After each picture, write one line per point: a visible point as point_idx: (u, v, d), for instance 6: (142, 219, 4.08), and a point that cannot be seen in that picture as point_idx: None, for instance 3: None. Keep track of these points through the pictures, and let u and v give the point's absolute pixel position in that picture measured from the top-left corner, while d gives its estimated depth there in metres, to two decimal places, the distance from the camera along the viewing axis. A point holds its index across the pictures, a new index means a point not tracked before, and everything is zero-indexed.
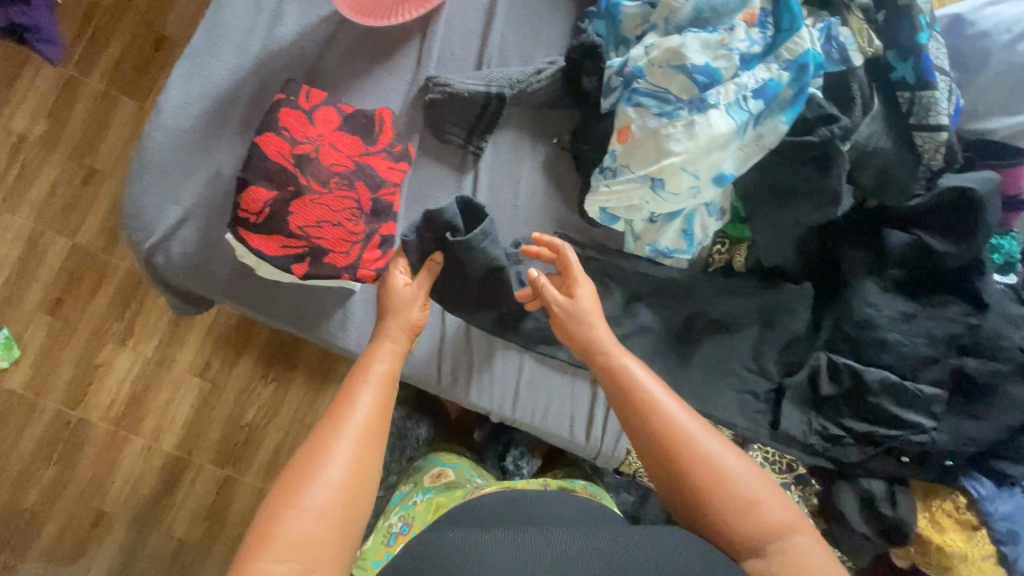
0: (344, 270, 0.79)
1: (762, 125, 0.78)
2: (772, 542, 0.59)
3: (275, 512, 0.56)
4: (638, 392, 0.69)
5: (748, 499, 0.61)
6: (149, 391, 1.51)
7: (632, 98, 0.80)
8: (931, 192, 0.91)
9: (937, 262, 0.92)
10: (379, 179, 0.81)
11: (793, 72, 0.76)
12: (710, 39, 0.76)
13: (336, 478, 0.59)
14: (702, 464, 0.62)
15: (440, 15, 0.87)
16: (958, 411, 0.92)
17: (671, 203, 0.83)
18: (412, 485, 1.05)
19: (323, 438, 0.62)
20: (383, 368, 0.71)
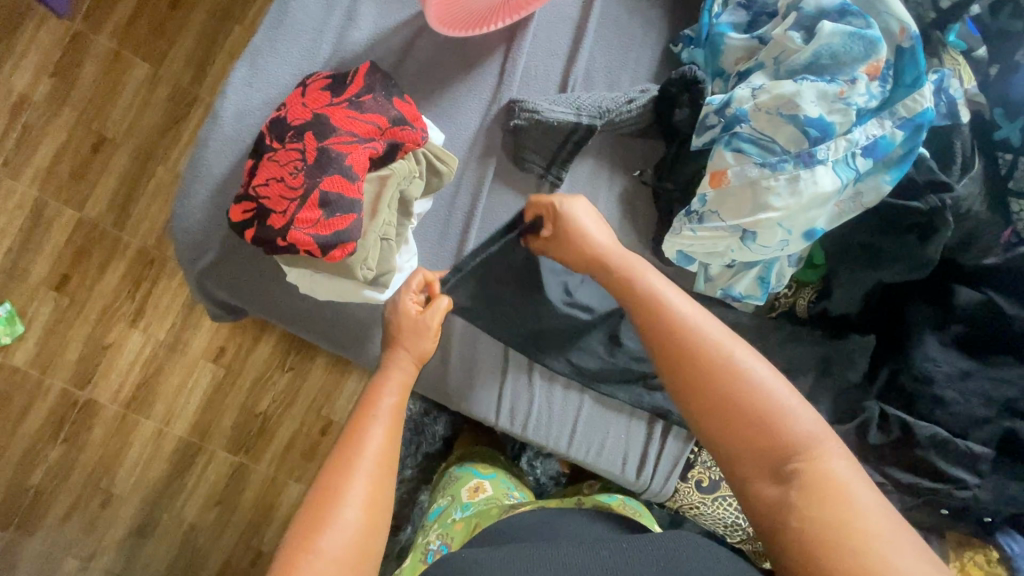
0: (276, 234, 0.61)
1: (863, 183, 0.75)
2: (792, 459, 0.53)
3: (290, 561, 0.49)
4: (658, 311, 0.63)
5: (769, 411, 0.55)
6: (160, 375, 1.38)
7: (732, 142, 0.75)
8: (1008, 255, 0.89)
9: (1006, 323, 0.91)
10: (329, 127, 0.62)
11: (908, 132, 0.72)
12: (827, 90, 0.71)
13: (353, 520, 0.53)
14: (729, 379, 0.57)
15: (527, 28, 0.80)
16: (1002, 470, 0.93)
17: (757, 254, 0.79)
18: (452, 498, 1.03)
19: (331, 475, 0.55)
20: (392, 403, 0.63)
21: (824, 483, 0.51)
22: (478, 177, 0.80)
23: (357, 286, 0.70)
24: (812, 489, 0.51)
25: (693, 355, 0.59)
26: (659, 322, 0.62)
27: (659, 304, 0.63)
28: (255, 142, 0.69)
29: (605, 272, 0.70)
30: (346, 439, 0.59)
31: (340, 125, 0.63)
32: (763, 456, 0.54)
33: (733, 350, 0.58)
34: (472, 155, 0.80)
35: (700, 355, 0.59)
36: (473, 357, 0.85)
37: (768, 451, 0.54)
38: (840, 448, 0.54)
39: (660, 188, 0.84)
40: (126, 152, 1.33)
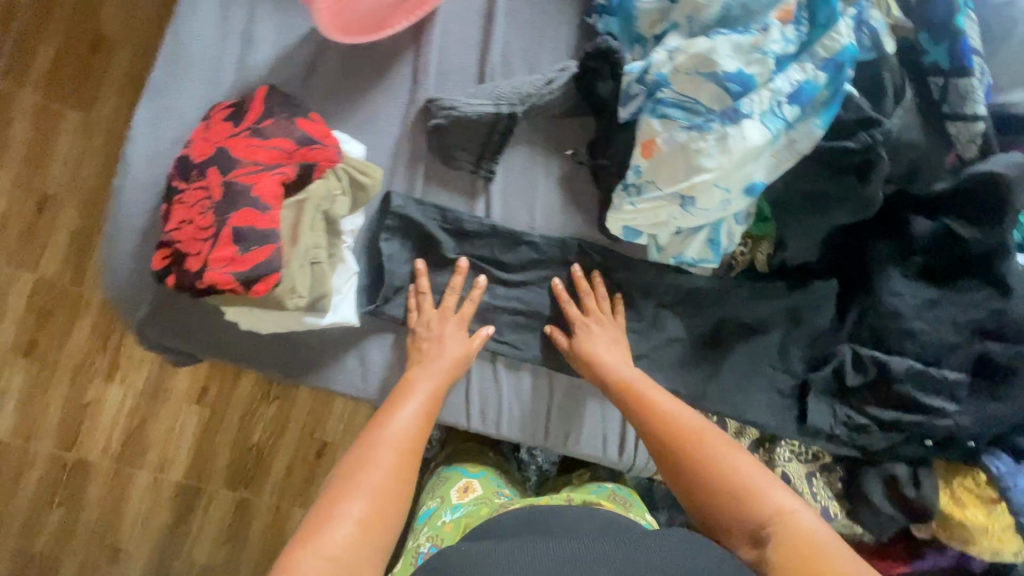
0: (192, 278, 0.59)
1: (795, 129, 0.73)
2: (766, 525, 0.59)
3: (316, 517, 0.56)
4: (637, 402, 0.75)
5: (744, 487, 0.62)
6: (147, 425, 1.37)
7: (657, 109, 0.73)
8: (956, 177, 0.88)
9: (965, 249, 0.90)
10: (233, 159, 0.61)
11: (830, 72, 0.71)
12: (742, 42, 0.69)
13: (377, 482, 0.60)
14: (700, 457, 0.66)
15: (434, 23, 0.78)
16: (978, 393, 0.93)
17: (700, 217, 0.78)
18: (440, 499, 1.01)
19: (368, 443, 0.64)
20: (420, 404, 0.69)
21: (794, 539, 0.56)
22: (408, 182, 0.78)
23: (296, 313, 0.69)
24: (786, 550, 0.56)
25: (672, 437, 0.69)
26: (642, 410, 0.74)
27: (642, 399, 0.74)
28: (167, 181, 0.67)
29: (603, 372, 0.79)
30: (383, 413, 0.68)
31: (243, 155, 0.61)
32: (741, 525, 0.61)
33: (709, 437, 0.68)
34: (399, 162, 0.78)
35: (680, 444, 0.68)
36: None
37: (746, 520, 0.61)
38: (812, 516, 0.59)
39: (597, 166, 0.82)
40: (71, 208, 1.30)
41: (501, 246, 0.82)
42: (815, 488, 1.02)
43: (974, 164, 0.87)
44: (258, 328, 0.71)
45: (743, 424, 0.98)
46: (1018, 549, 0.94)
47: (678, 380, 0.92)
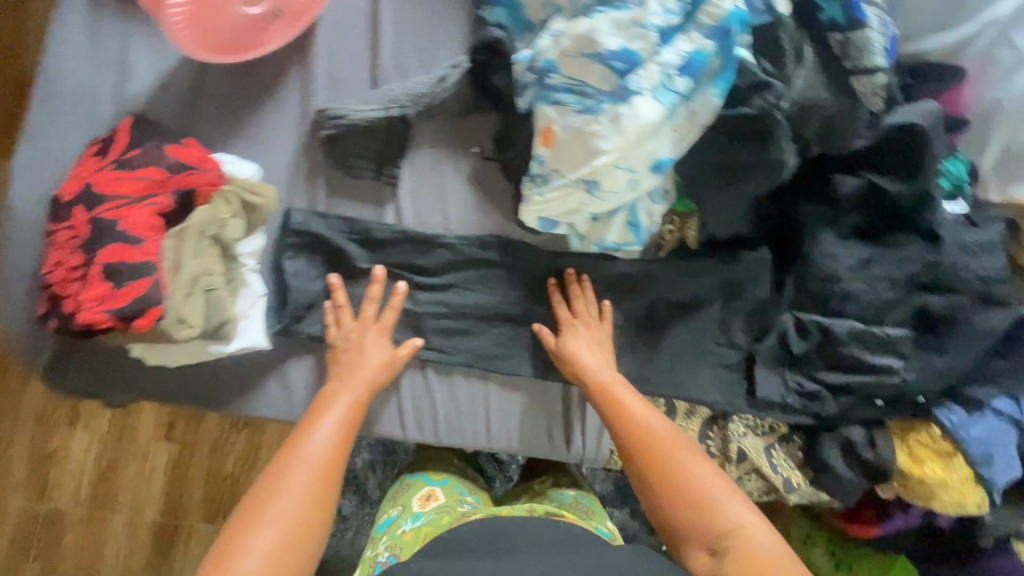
0: (69, 318, 0.60)
1: (694, 101, 0.71)
2: (724, 538, 0.65)
3: (222, 553, 0.55)
4: (614, 410, 0.78)
5: (706, 500, 0.68)
6: (116, 467, 1.35)
7: (549, 96, 0.72)
8: (875, 131, 0.86)
9: (892, 203, 0.89)
10: (101, 196, 0.62)
11: (718, 39, 0.69)
12: (622, 19, 0.67)
13: (291, 511, 0.60)
14: (668, 469, 0.72)
15: (318, 33, 0.76)
16: (923, 347, 0.91)
17: (610, 201, 0.76)
18: (402, 508, 0.98)
19: (282, 468, 0.64)
20: (338, 419, 0.69)
21: (748, 552, 0.63)
22: (309, 198, 0.77)
23: (200, 343, 0.68)
24: (739, 561, 0.62)
25: (647, 447, 0.74)
26: (618, 419, 0.78)
27: (619, 407, 0.78)
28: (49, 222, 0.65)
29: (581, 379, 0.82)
30: (299, 432, 0.68)
31: (108, 190, 0.62)
32: (700, 534, 0.67)
33: (681, 451, 0.73)
34: (296, 178, 0.76)
35: (648, 455, 0.73)
36: None
37: (706, 530, 0.67)
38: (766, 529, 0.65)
39: (504, 160, 0.81)
40: None
41: (414, 251, 0.81)
42: (776, 460, 1.00)
43: (888, 116, 0.85)
44: (164, 363, 0.70)
45: (692, 404, 0.97)
46: (981, 500, 0.93)
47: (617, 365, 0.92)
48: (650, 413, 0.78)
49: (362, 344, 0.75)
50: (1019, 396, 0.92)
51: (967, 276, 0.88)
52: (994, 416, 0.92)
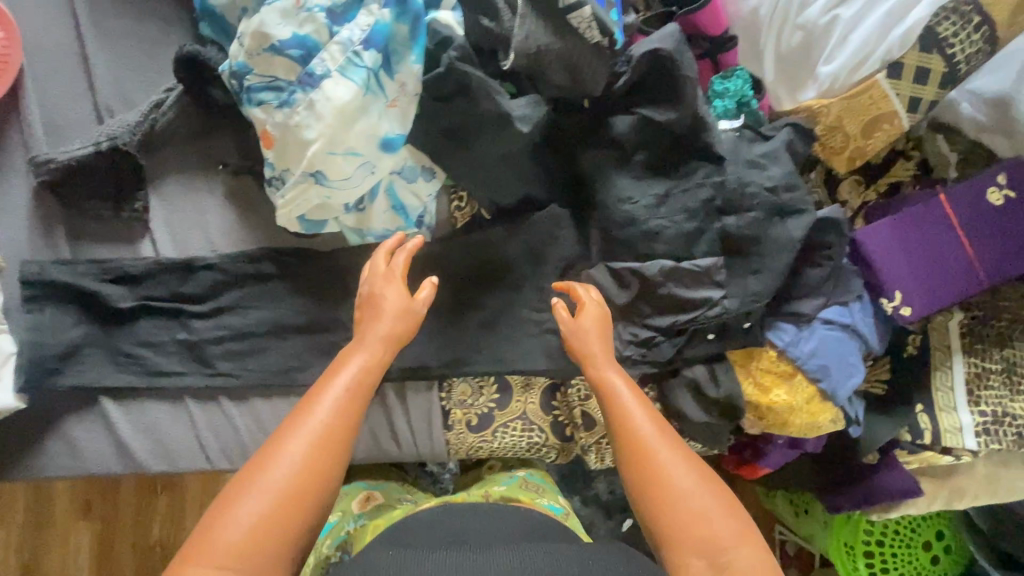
0: None
1: (397, 73, 0.71)
2: (725, 553, 0.59)
3: (208, 521, 0.55)
4: (610, 395, 0.73)
5: (701, 509, 0.62)
6: (37, 559, 1.26)
7: (251, 98, 0.70)
8: (631, 66, 0.83)
9: (667, 136, 0.86)
10: None
11: (394, 7, 0.69)
12: (287, 8, 0.68)
13: (279, 483, 0.57)
14: (659, 470, 0.65)
15: (26, 85, 0.75)
16: (739, 272, 0.88)
17: (348, 189, 0.74)
18: (341, 513, 0.88)
19: (282, 433, 0.60)
20: (344, 390, 0.64)
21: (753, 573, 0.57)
22: (51, 249, 0.76)
23: None
24: None
25: (639, 443, 0.67)
26: (610, 402, 0.73)
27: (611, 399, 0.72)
28: None
29: (590, 342, 0.78)
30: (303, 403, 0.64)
31: None
32: (696, 547, 0.60)
33: (679, 452, 0.67)
34: (31, 233, 0.75)
35: (642, 454, 0.67)
36: (150, 417, 0.80)
37: (704, 543, 0.60)
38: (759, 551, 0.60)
39: (249, 170, 0.80)
40: None
41: (177, 279, 0.79)
42: None
43: (635, 49, 0.83)
44: None
45: (526, 375, 0.93)
46: (834, 415, 0.89)
47: (431, 354, 0.89)
48: (643, 408, 0.71)
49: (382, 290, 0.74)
50: (846, 301, 0.89)
51: (754, 190, 0.85)
52: (822, 325, 0.89)
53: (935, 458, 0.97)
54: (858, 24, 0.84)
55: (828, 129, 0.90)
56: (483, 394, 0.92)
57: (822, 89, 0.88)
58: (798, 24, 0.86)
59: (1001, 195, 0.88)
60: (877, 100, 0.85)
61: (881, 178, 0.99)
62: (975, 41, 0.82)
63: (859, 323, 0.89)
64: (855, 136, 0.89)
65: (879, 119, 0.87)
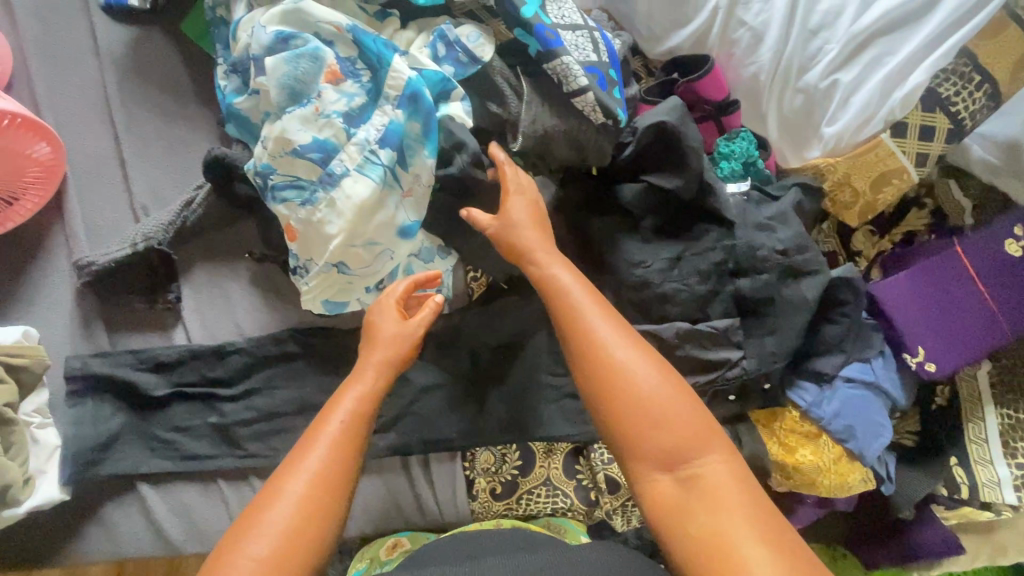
0: None
1: (412, 166, 0.75)
2: (685, 460, 0.58)
3: (218, 563, 0.53)
4: (563, 304, 0.67)
5: (662, 414, 0.59)
6: None
7: (275, 196, 0.74)
8: (637, 136, 0.85)
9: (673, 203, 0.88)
10: None
11: (407, 106, 0.74)
12: (306, 114, 0.72)
13: (284, 517, 0.55)
14: (620, 378, 0.61)
15: (69, 191, 0.81)
16: (755, 332, 0.88)
17: (368, 275, 0.78)
18: (368, 561, 0.86)
19: (288, 463, 0.59)
20: (344, 421, 0.63)
21: (714, 482, 0.57)
22: (90, 342, 0.80)
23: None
24: (704, 492, 0.56)
25: (595, 353, 0.63)
26: (564, 316, 0.67)
27: (567, 310, 0.67)
28: None
29: (532, 251, 0.72)
30: (307, 433, 0.63)
31: None
32: (657, 456, 0.59)
33: (639, 363, 0.62)
34: (72, 330, 0.80)
35: (598, 372, 0.62)
36: (182, 501, 0.81)
37: (667, 455, 0.58)
38: (721, 451, 0.59)
39: (272, 258, 0.84)
40: None
41: (205, 364, 0.82)
42: None
43: (641, 119, 0.84)
44: None
45: (548, 441, 0.93)
46: (864, 474, 0.88)
47: (452, 423, 0.90)
48: (601, 312, 0.66)
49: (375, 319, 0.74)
50: (868, 358, 0.88)
51: (765, 252, 0.86)
52: (845, 384, 0.88)
53: (974, 513, 0.95)
54: (858, 88, 0.85)
55: (834, 185, 0.92)
56: (506, 461, 0.93)
57: (826, 148, 0.89)
58: (799, 87, 0.87)
59: (1020, 246, 0.88)
60: (884, 157, 0.88)
61: (895, 228, 0.99)
62: (978, 97, 0.85)
63: (882, 379, 0.88)
64: (864, 191, 0.91)
65: (887, 175, 0.89)
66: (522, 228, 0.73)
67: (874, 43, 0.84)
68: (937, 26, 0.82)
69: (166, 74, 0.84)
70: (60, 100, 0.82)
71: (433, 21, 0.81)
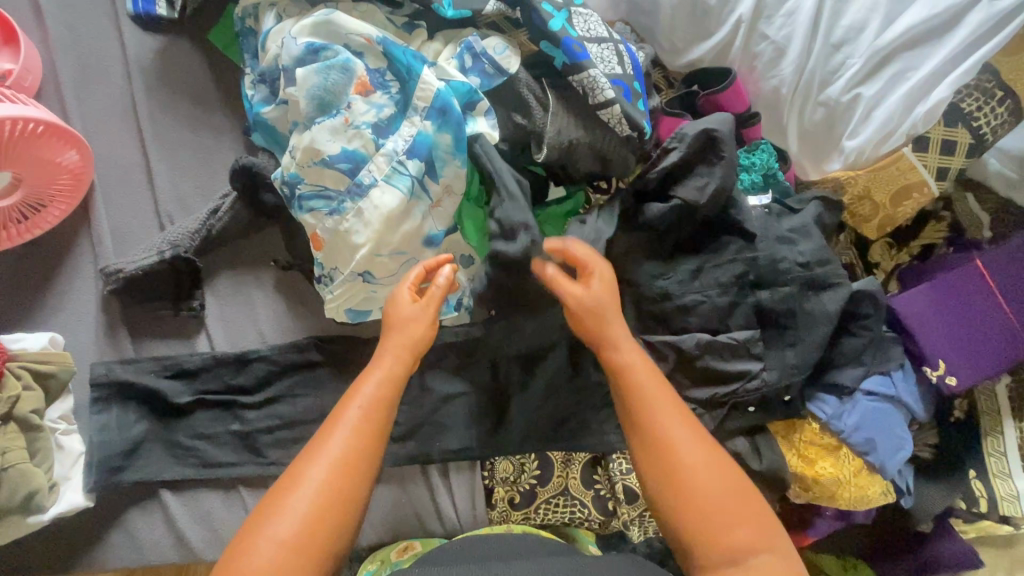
0: None
1: (439, 177, 0.76)
2: (749, 557, 0.59)
3: (243, 540, 0.55)
4: (637, 393, 0.69)
5: (729, 512, 0.61)
6: None
7: (302, 205, 0.74)
8: (683, 144, 0.82)
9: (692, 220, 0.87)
10: None
11: (436, 118, 0.74)
12: (336, 125, 0.73)
13: (304, 505, 0.57)
14: (692, 470, 0.63)
15: (96, 198, 0.81)
16: (775, 344, 0.88)
17: (393, 283, 0.78)
18: (379, 563, 0.86)
19: (311, 448, 0.61)
20: (362, 411, 0.63)
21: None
22: (115, 348, 0.80)
23: (17, 518, 0.72)
24: None
25: (668, 443, 0.65)
26: (638, 404, 0.68)
27: (640, 397, 0.68)
28: None
29: (604, 340, 0.74)
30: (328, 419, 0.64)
31: None
32: (721, 551, 0.59)
33: (709, 459, 0.64)
34: (97, 336, 0.80)
35: (670, 461, 0.64)
36: (204, 508, 0.81)
37: (731, 551, 0.59)
38: (783, 551, 0.60)
39: (297, 266, 0.84)
40: None
41: (229, 372, 0.82)
42: None
43: (688, 129, 0.82)
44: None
45: (566, 451, 0.93)
46: (884, 488, 0.88)
47: (472, 432, 0.90)
48: (674, 404, 0.68)
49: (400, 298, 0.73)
50: (888, 370, 0.89)
51: (787, 264, 0.86)
52: (865, 397, 0.88)
53: (993, 527, 0.95)
54: (880, 102, 0.86)
55: (855, 198, 0.92)
56: (525, 471, 0.93)
57: (847, 161, 0.90)
58: (820, 101, 0.87)
59: None
60: (905, 171, 0.88)
61: (913, 241, 0.99)
62: (999, 113, 0.84)
63: (902, 392, 0.88)
64: (884, 205, 0.91)
65: (909, 188, 0.89)
66: (602, 312, 0.74)
67: (895, 58, 0.84)
68: (960, 41, 0.82)
69: (194, 83, 0.85)
70: (90, 109, 0.83)
71: (459, 33, 0.82)
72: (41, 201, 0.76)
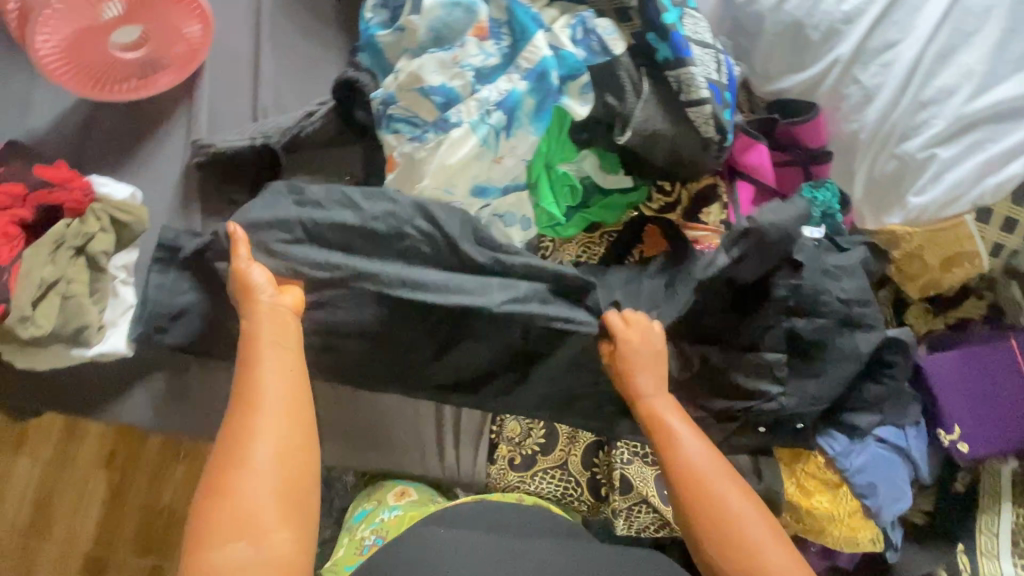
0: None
1: (514, 134, 0.80)
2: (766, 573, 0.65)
3: (215, 496, 0.60)
4: (657, 421, 0.77)
5: (745, 534, 0.67)
6: (56, 493, 1.27)
7: (390, 125, 0.81)
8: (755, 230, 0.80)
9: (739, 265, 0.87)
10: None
11: (533, 80, 0.79)
12: (445, 58, 0.79)
13: (266, 454, 0.62)
14: (709, 498, 0.70)
15: (202, 76, 0.86)
16: (799, 372, 0.89)
17: None
18: (376, 503, 0.96)
19: (245, 413, 0.64)
20: (279, 366, 0.67)
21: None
22: (184, 218, 0.84)
23: (62, 348, 0.75)
24: None
25: (689, 469, 0.72)
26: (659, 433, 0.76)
27: (663, 429, 0.76)
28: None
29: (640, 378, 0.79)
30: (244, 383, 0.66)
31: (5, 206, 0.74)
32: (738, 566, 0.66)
33: (725, 482, 0.71)
34: (171, 202, 0.84)
35: (689, 480, 0.71)
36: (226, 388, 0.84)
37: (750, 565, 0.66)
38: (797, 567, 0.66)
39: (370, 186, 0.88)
40: None
41: None
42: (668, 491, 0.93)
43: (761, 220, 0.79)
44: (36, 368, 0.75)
45: (573, 429, 0.96)
46: (875, 534, 0.91)
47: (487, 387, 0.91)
48: (690, 431, 0.76)
49: (246, 269, 0.72)
50: (903, 424, 0.91)
51: (828, 299, 0.88)
52: (875, 442, 0.90)
53: None
54: (953, 166, 0.89)
55: (905, 253, 0.97)
56: (531, 435, 0.96)
57: (907, 217, 0.93)
58: (895, 153, 0.91)
59: None
60: (963, 238, 0.92)
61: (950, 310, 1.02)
62: None
63: (913, 448, 0.91)
64: (934, 267, 0.96)
65: (961, 256, 0.94)
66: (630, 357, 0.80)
67: (977, 128, 0.88)
68: None
69: None
70: None
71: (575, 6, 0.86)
72: (153, 62, 0.80)
